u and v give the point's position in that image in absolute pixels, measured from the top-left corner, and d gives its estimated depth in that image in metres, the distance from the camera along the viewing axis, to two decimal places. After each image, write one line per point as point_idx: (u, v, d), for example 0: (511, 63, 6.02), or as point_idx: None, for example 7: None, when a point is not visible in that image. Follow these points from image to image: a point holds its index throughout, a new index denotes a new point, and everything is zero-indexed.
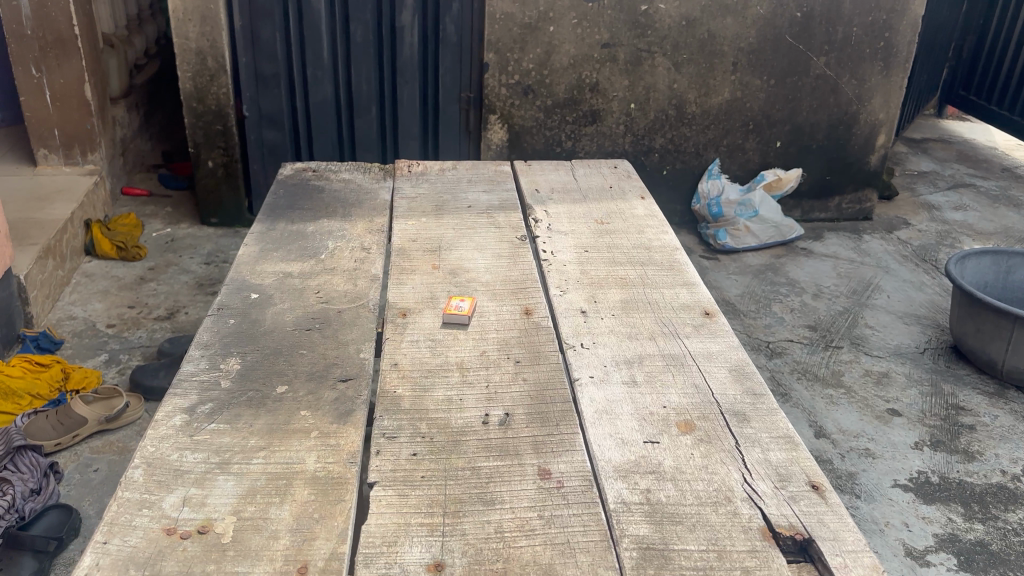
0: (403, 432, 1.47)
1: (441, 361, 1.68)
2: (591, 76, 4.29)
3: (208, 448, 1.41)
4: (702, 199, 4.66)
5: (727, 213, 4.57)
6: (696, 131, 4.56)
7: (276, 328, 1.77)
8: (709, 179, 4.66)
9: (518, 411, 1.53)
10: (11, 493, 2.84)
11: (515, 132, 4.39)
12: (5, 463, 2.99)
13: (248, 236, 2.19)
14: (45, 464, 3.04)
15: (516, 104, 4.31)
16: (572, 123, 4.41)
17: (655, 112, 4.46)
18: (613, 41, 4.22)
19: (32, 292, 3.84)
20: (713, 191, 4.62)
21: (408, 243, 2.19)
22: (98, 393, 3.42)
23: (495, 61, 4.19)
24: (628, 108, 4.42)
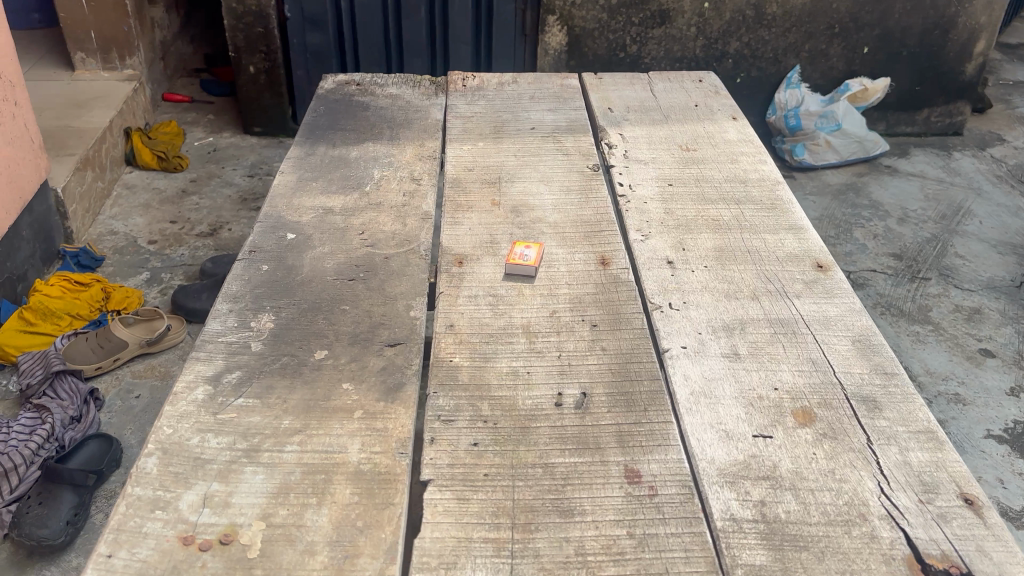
0: (462, 415, 1.23)
1: (504, 323, 1.43)
2: None
3: (234, 430, 1.19)
4: (779, 109, 4.24)
5: (807, 126, 4.15)
6: (776, 35, 4.11)
7: (315, 278, 1.53)
8: (788, 88, 4.23)
9: (598, 391, 1.28)
10: (50, 421, 2.72)
11: (575, 36, 4.01)
12: (43, 390, 2.87)
13: (285, 162, 1.94)
14: (85, 390, 2.92)
15: (577, 3, 3.91)
16: (638, 26, 4.00)
17: (731, 13, 4.01)
18: None
19: (71, 206, 3.68)
20: (792, 101, 4.20)
21: (463, 174, 1.91)
22: (139, 316, 3.29)
23: None
24: (701, 9, 3.98)
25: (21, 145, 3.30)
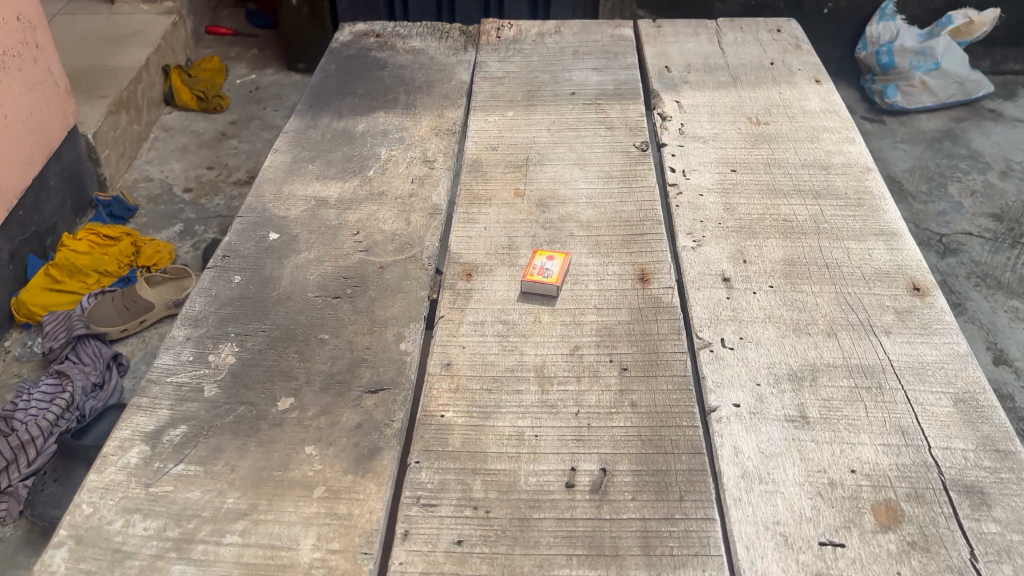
0: (447, 497, 0.99)
1: (514, 363, 1.16)
2: None
3: (166, 510, 0.97)
4: (870, 44, 3.58)
5: (901, 64, 3.46)
6: None
7: (294, 295, 1.28)
8: (881, 21, 3.56)
9: (622, 468, 1.02)
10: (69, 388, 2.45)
11: None
12: (65, 354, 2.60)
13: (282, 137, 1.68)
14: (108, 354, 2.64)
15: None
16: None
17: None
18: None
19: (103, 152, 3.40)
20: (885, 35, 3.54)
21: (484, 154, 1.63)
22: (167, 273, 2.98)
23: None
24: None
25: (47, 89, 2.93)
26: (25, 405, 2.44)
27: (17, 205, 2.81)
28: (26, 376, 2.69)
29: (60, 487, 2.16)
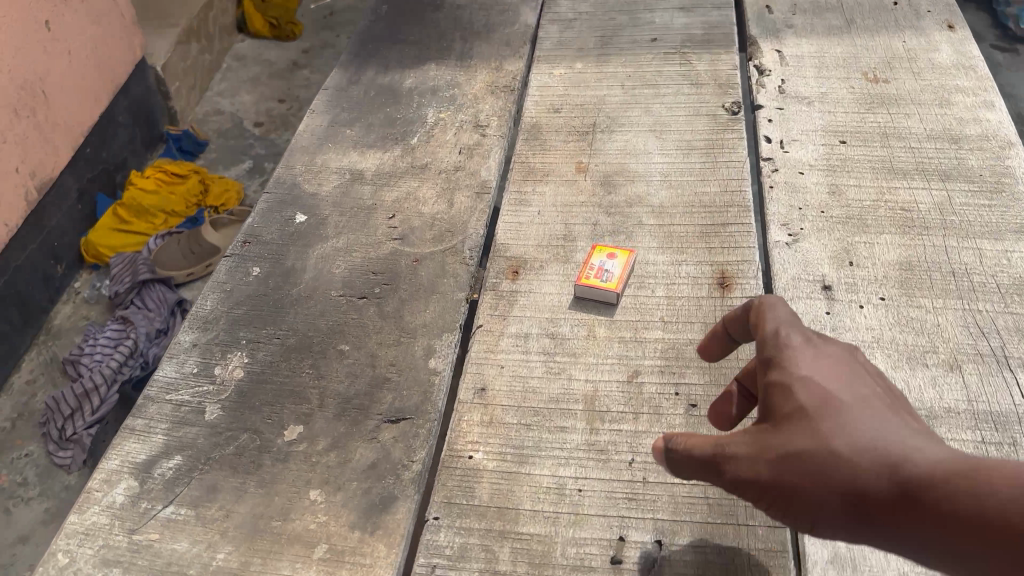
0: (467, 568, 0.83)
1: (560, 392, 0.98)
2: None
3: (149, 565, 0.84)
4: None
5: None
6: None
7: (315, 293, 1.12)
8: None
9: (681, 542, 0.84)
10: (133, 335, 2.28)
11: None
12: (129, 299, 2.42)
13: (321, 94, 1.51)
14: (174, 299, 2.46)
15: None
16: None
17: None
18: None
19: (173, 84, 3.28)
20: None
21: (545, 117, 1.41)
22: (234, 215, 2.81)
23: None
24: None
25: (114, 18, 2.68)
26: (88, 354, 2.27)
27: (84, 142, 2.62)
28: (93, 320, 2.50)
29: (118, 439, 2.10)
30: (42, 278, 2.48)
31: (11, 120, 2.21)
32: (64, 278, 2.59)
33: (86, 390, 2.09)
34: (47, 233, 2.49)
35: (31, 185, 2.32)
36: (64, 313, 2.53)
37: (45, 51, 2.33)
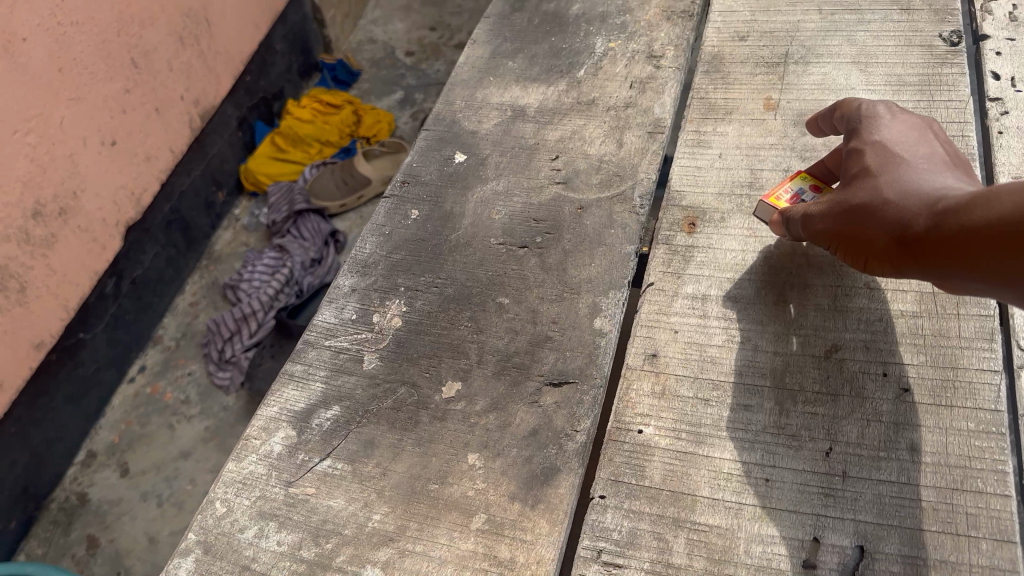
0: (638, 558, 0.76)
1: (743, 363, 0.87)
2: None
3: (305, 522, 0.81)
4: None
5: None
6: None
7: (474, 239, 1.05)
8: None
9: (887, 551, 0.73)
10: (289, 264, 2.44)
11: None
12: (287, 229, 2.59)
13: (482, 22, 1.42)
14: (327, 230, 2.60)
15: None
16: None
17: None
18: None
19: (329, 12, 3.27)
20: None
21: (729, 47, 1.26)
22: (386, 146, 2.82)
23: None
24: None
25: None
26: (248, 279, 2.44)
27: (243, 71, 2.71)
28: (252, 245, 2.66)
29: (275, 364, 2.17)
30: (204, 205, 2.59)
31: (176, 46, 2.25)
32: (224, 205, 2.73)
33: (245, 315, 2.25)
34: (210, 160, 2.59)
35: (195, 113, 2.37)
36: (225, 239, 2.69)
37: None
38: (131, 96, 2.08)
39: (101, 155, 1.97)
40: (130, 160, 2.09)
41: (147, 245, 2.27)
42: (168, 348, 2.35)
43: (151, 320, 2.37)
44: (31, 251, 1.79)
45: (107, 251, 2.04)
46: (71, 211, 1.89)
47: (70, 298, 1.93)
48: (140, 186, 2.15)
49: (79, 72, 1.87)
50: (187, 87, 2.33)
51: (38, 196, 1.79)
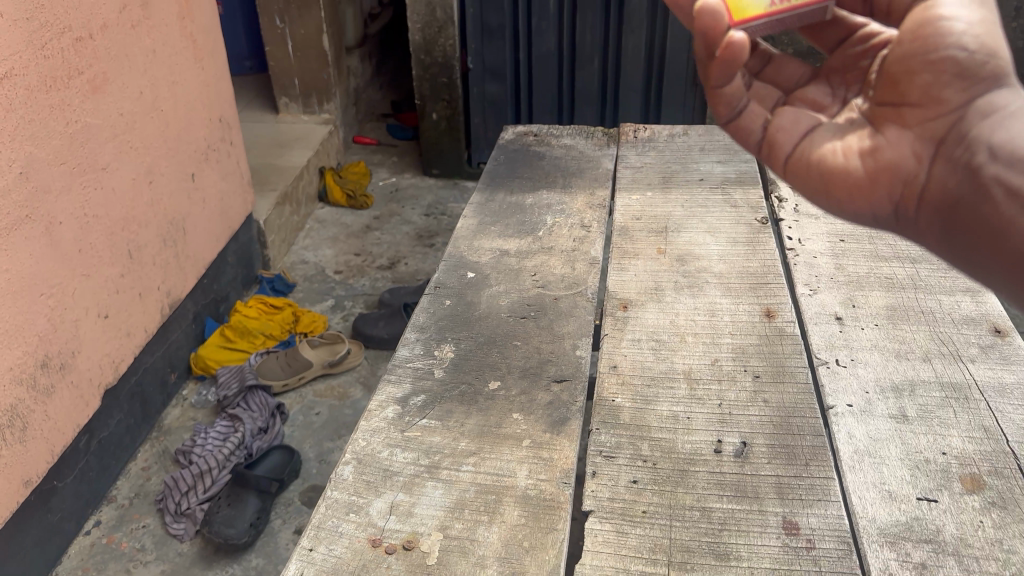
0: (622, 453, 1.30)
1: (666, 367, 1.49)
2: None
3: (418, 447, 1.31)
4: None
5: None
6: None
7: (490, 315, 1.65)
8: None
9: (758, 442, 1.30)
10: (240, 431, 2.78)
11: None
12: (237, 401, 2.92)
13: (467, 206, 2.11)
14: (273, 404, 2.95)
15: None
16: None
17: None
18: None
19: (270, 236, 3.79)
20: None
21: (630, 223, 1.99)
22: (324, 337, 3.27)
23: None
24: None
25: (236, 181, 3.45)
26: (200, 443, 2.76)
27: (202, 274, 3.22)
28: (199, 419, 2.99)
29: (232, 510, 2.49)
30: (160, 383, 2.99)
31: (160, 247, 2.84)
32: (176, 384, 3.11)
33: (202, 471, 2.61)
34: (169, 344, 3.03)
35: (166, 302, 2.92)
36: (174, 414, 3.01)
37: (187, 196, 3.02)
38: (124, 280, 2.62)
39: (97, 325, 2.47)
40: (116, 334, 2.59)
41: (114, 409, 2.65)
42: (120, 506, 2.61)
43: (107, 481, 2.65)
44: (35, 396, 2.19)
45: (88, 407, 2.46)
46: (68, 366, 2.33)
47: (56, 444, 2.30)
48: (118, 357, 2.62)
49: (92, 254, 2.43)
50: (161, 281, 2.88)
51: (47, 350, 2.24)
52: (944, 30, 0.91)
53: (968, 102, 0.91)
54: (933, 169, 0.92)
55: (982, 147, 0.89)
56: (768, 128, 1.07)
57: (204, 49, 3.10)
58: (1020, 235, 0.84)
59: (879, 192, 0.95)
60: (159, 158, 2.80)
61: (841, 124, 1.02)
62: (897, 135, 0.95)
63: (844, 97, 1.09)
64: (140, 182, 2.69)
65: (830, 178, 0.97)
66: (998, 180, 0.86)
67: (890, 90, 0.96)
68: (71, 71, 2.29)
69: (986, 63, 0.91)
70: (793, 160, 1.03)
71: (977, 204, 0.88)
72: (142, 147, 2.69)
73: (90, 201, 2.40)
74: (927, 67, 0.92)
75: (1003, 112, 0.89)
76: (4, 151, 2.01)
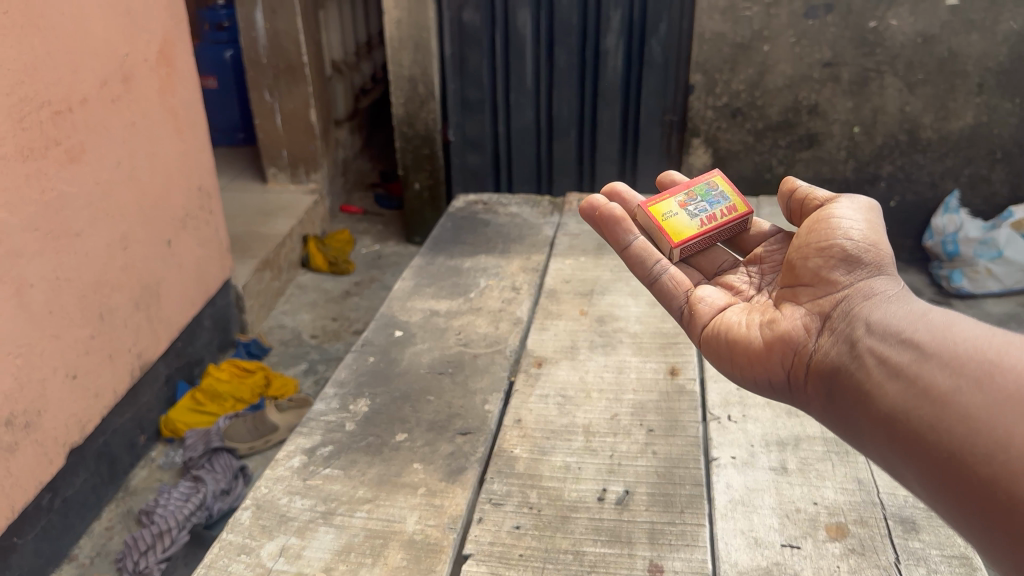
0: (510, 500, 1.36)
1: (567, 422, 1.56)
2: (809, 97, 3.23)
3: (317, 494, 1.39)
4: (935, 235, 3.35)
5: (965, 254, 3.25)
6: (933, 160, 3.28)
7: (410, 369, 1.74)
8: (945, 213, 3.32)
9: (640, 490, 1.37)
10: (203, 491, 2.53)
11: (721, 158, 3.43)
12: (201, 461, 2.66)
13: (407, 269, 2.21)
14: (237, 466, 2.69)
15: (723, 127, 3.36)
16: (785, 149, 3.36)
17: (883, 138, 3.26)
18: (837, 60, 3.13)
19: (249, 301, 3.54)
20: (950, 227, 3.30)
21: (560, 285, 2.08)
22: (294, 400, 3.01)
23: (703, 83, 3.28)
24: (851, 132, 3.28)
25: (214, 246, 3.18)
26: (163, 504, 2.46)
27: (176, 336, 2.92)
28: (167, 481, 2.68)
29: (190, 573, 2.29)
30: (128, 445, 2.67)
31: (132, 310, 2.57)
32: (145, 446, 2.78)
33: (161, 530, 2.37)
34: (139, 407, 2.72)
35: (138, 364, 2.63)
36: (140, 475, 2.69)
37: (162, 261, 2.75)
38: (95, 341, 2.37)
39: (64, 386, 2.22)
40: (85, 398, 2.33)
41: (79, 468, 2.37)
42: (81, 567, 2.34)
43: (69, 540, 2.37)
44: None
45: (52, 466, 2.19)
46: (34, 425, 2.09)
47: (18, 501, 2.05)
48: (86, 417, 2.35)
49: (63, 317, 2.21)
50: (133, 342, 2.59)
51: (13, 408, 2.01)
52: (836, 229, 1.24)
53: (852, 284, 1.17)
54: (820, 337, 1.14)
55: (858, 318, 1.10)
56: (689, 298, 1.40)
57: (183, 120, 2.86)
58: (880, 392, 0.99)
59: (774, 356, 1.20)
60: (135, 223, 2.57)
61: (755, 309, 1.31)
62: (792, 311, 1.22)
63: (760, 284, 1.46)
64: (115, 249, 2.46)
65: (736, 344, 1.25)
66: (869, 349, 1.04)
67: (794, 277, 1.27)
68: (47, 142, 2.12)
69: (868, 253, 1.19)
70: (711, 326, 1.32)
71: (850, 364, 1.05)
72: (116, 214, 2.47)
73: (63, 265, 2.20)
74: (819, 255, 1.23)
75: (878, 294, 1.12)
76: None
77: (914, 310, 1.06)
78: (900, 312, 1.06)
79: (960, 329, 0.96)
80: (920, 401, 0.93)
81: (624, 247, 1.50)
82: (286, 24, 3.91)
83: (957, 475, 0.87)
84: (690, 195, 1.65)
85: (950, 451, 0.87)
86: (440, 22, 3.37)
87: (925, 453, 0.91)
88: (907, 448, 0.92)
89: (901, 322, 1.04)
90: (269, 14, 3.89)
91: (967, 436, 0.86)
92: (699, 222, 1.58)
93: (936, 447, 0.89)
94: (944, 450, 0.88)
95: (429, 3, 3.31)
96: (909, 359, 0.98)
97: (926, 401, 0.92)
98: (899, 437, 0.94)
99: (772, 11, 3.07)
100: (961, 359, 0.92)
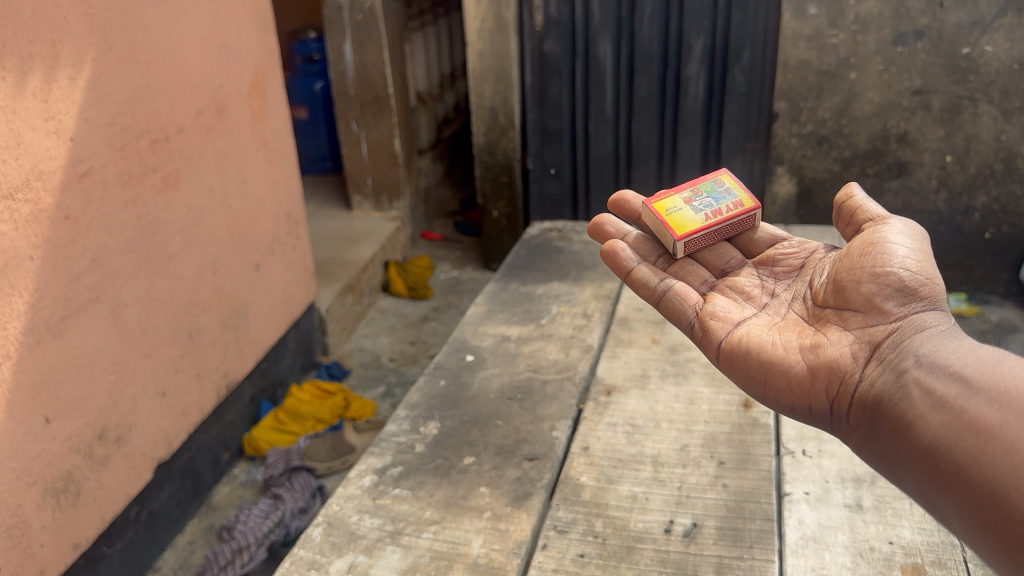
0: (575, 528, 1.36)
1: (636, 451, 1.55)
2: (899, 125, 3.13)
3: (386, 514, 1.41)
4: None
5: None
6: None
7: (480, 395, 1.75)
8: None
9: (709, 523, 1.35)
10: (281, 509, 2.57)
11: (806, 186, 3.34)
12: (282, 479, 2.72)
13: (481, 295, 2.24)
14: (315, 485, 2.73)
15: (809, 155, 3.27)
16: (874, 179, 3.24)
17: (978, 167, 3.12)
18: (928, 87, 3.04)
19: (331, 324, 3.63)
20: None
21: (631, 313, 2.08)
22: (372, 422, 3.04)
23: (787, 110, 3.21)
24: (943, 162, 3.15)
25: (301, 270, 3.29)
26: (242, 520, 2.53)
27: (261, 357, 3.02)
28: (247, 498, 2.75)
29: None
30: (212, 461, 2.76)
31: (220, 330, 2.68)
32: (228, 463, 2.86)
33: (241, 546, 2.42)
34: (225, 424, 2.82)
35: (224, 383, 2.73)
36: (223, 492, 2.77)
37: (250, 285, 2.86)
38: (184, 360, 2.47)
39: (154, 403, 2.31)
40: (173, 415, 2.43)
41: (165, 483, 2.46)
42: None
43: (154, 551, 2.45)
44: (91, 464, 2.06)
45: (141, 479, 2.29)
46: (125, 440, 2.19)
47: (108, 511, 2.14)
48: (173, 433, 2.44)
49: (154, 337, 2.31)
50: (221, 361, 2.70)
51: (105, 422, 2.11)
52: (890, 255, 1.24)
53: (904, 315, 1.18)
54: (867, 367, 1.16)
55: (909, 350, 1.12)
56: (700, 311, 1.39)
57: (274, 150, 2.99)
58: (928, 424, 1.01)
59: (817, 382, 1.20)
60: (226, 250, 2.69)
61: (790, 329, 1.32)
62: (838, 337, 1.23)
63: (772, 289, 1.50)
64: (205, 272, 2.58)
65: (772, 366, 1.24)
66: (917, 381, 1.07)
67: (843, 301, 1.27)
68: (146, 169, 2.25)
69: (923, 285, 1.21)
70: (732, 341, 1.31)
71: (899, 397, 1.07)
72: (208, 237, 2.58)
73: (157, 287, 2.31)
74: (873, 282, 1.23)
75: (931, 327, 1.14)
76: (78, 240, 1.99)
77: (965, 345, 1.08)
78: (951, 349, 1.09)
79: (1010, 367, 0.98)
80: (965, 434, 0.96)
81: (626, 270, 1.49)
82: (374, 57, 4.04)
83: (1002, 512, 0.90)
84: (696, 192, 1.69)
85: (993, 485, 0.91)
86: (521, 53, 3.43)
87: (967, 489, 0.94)
88: (949, 482, 0.96)
89: (951, 356, 1.07)
90: (357, 47, 4.02)
91: (1012, 471, 0.90)
92: (704, 217, 1.60)
93: (978, 481, 0.93)
94: (987, 485, 0.92)
95: (510, 35, 3.37)
96: (957, 393, 1.01)
97: (972, 435, 0.95)
98: (940, 470, 0.98)
99: (859, 38, 3.02)
100: (1010, 397, 0.95)
